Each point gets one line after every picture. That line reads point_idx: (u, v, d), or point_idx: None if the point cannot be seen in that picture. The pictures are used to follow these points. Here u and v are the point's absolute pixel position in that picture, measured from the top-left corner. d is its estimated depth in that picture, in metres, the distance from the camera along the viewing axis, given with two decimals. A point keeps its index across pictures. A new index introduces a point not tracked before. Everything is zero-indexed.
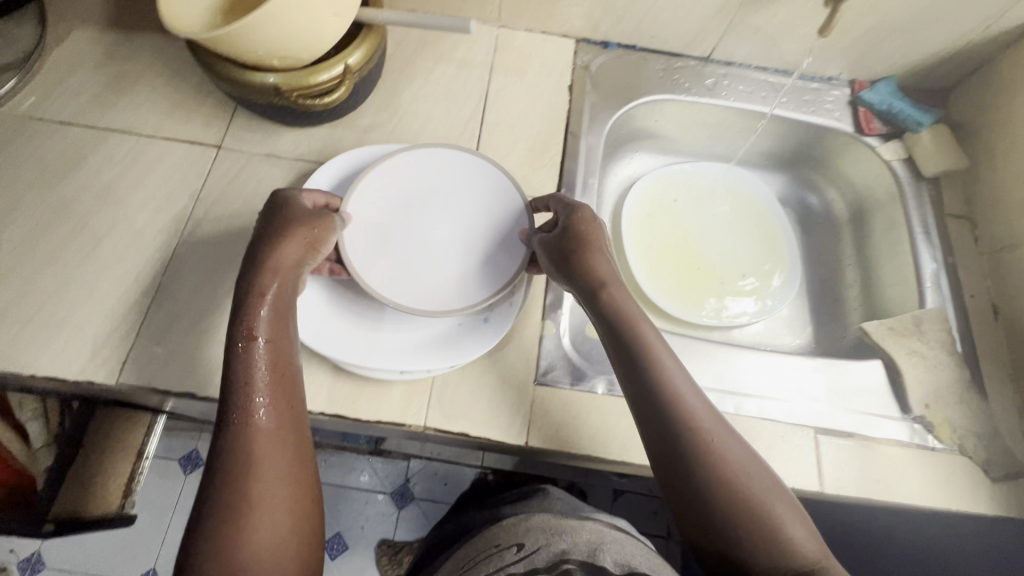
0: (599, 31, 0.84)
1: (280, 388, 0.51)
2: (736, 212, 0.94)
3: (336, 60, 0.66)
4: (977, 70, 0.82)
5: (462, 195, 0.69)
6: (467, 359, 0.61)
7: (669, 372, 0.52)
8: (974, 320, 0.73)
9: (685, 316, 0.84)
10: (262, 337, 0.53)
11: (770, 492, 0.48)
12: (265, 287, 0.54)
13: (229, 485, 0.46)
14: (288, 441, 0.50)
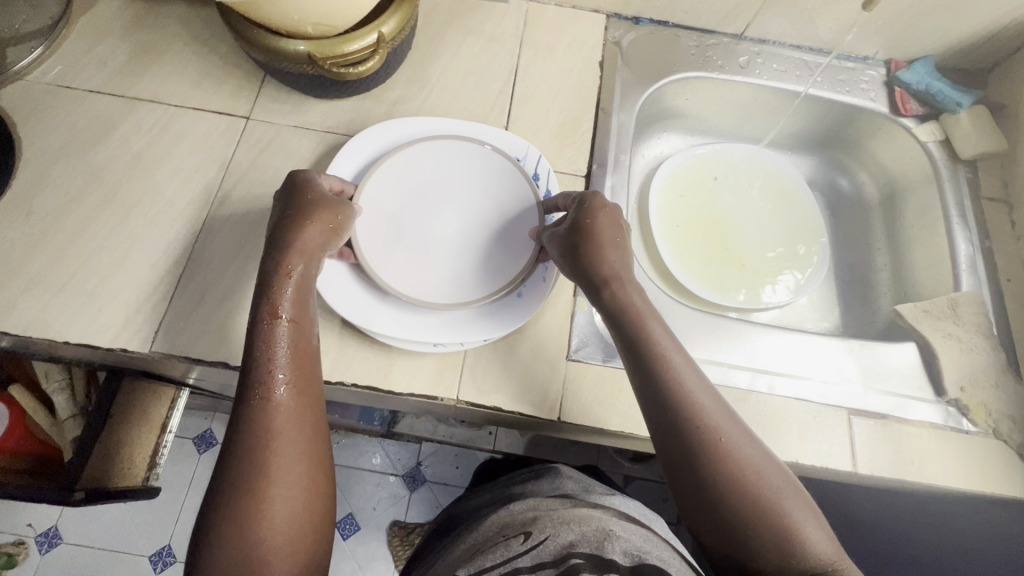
0: (631, 6, 0.83)
1: (303, 371, 0.50)
2: (763, 194, 0.92)
3: (370, 27, 0.65)
4: (1019, 50, 0.80)
5: (480, 180, 0.67)
6: (500, 333, 0.60)
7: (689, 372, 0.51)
8: (1011, 304, 0.72)
9: (710, 297, 0.83)
10: (285, 319, 0.52)
11: (785, 492, 0.46)
12: (291, 268, 0.53)
13: (245, 464, 0.46)
14: (305, 423, 0.49)
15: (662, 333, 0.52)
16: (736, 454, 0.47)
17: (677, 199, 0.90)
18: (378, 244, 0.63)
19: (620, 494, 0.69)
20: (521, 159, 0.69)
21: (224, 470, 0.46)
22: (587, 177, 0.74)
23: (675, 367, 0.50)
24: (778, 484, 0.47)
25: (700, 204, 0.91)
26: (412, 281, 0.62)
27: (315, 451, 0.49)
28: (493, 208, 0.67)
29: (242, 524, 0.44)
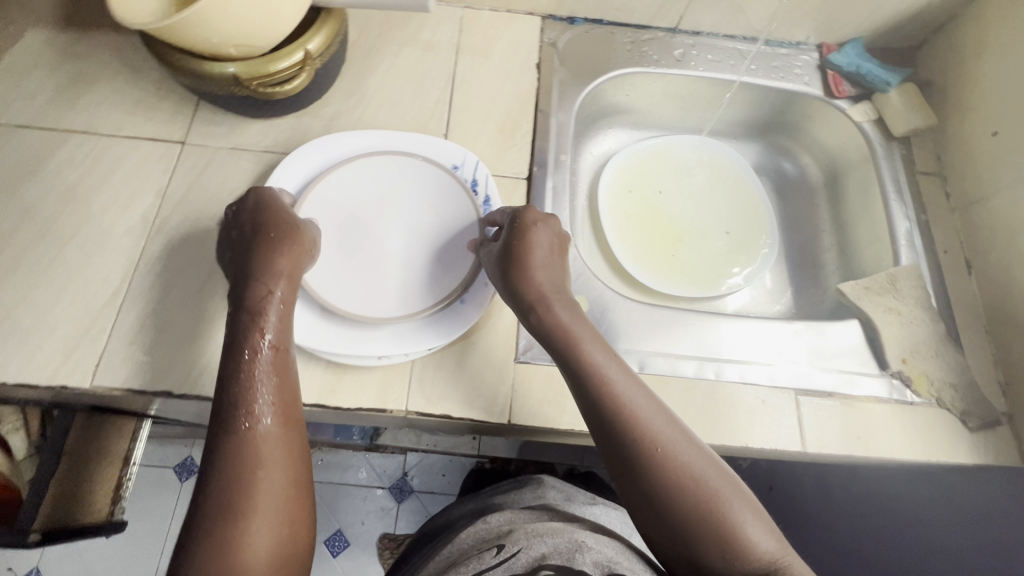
0: (565, 6, 0.83)
1: (284, 395, 0.51)
2: (711, 184, 0.94)
3: (294, 44, 0.65)
4: (943, 27, 0.82)
5: (419, 192, 0.68)
6: (444, 340, 0.61)
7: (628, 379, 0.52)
8: (948, 274, 0.74)
9: (663, 289, 0.84)
10: (266, 343, 0.52)
11: (730, 497, 0.47)
12: (273, 292, 0.54)
13: (226, 493, 0.45)
14: (286, 450, 0.49)
15: (594, 349, 0.53)
16: (679, 466, 0.48)
17: (627, 195, 0.91)
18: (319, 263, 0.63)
19: (601, 504, 0.71)
20: (459, 166, 0.70)
21: (201, 499, 0.45)
22: (529, 179, 0.75)
23: (612, 383, 0.51)
24: (724, 489, 0.47)
25: (651, 197, 0.92)
26: (355, 298, 0.62)
27: (298, 476, 0.49)
28: (432, 218, 0.67)
29: (223, 555, 0.43)
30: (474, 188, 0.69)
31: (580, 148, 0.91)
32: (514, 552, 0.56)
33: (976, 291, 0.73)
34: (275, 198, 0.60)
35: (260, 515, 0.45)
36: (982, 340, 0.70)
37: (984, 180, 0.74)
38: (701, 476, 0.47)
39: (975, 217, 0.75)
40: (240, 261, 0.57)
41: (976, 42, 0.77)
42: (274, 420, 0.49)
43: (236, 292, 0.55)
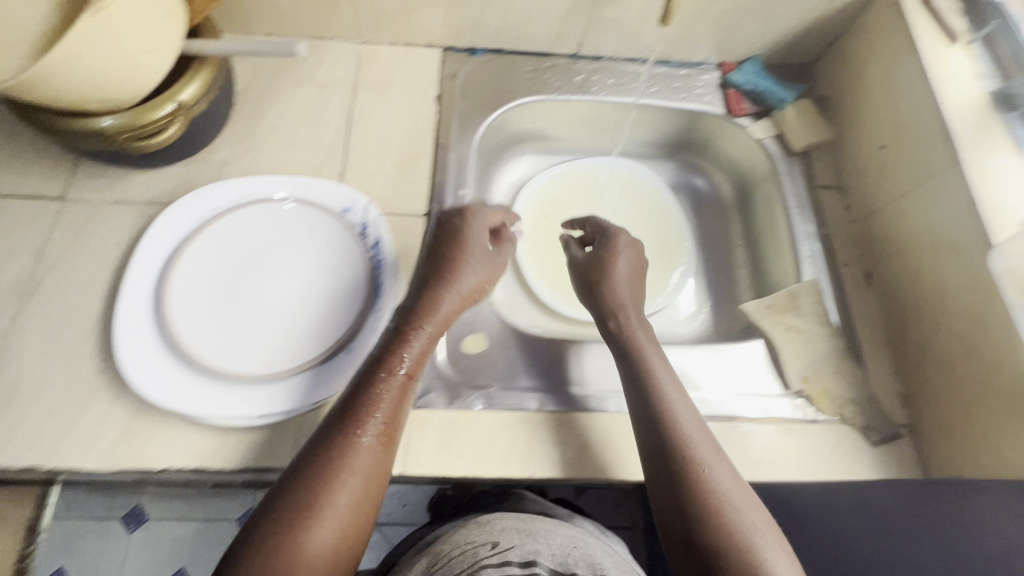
0: (463, 38, 0.83)
1: (393, 422, 0.53)
2: (626, 206, 0.93)
3: (166, 95, 0.63)
4: (834, 43, 0.84)
5: (305, 240, 0.66)
6: (329, 395, 0.59)
7: (669, 393, 0.58)
8: (849, 287, 0.74)
9: (577, 315, 0.83)
10: (399, 373, 0.54)
11: (755, 526, 0.50)
12: (432, 314, 0.58)
13: (298, 503, 0.47)
14: (382, 468, 0.51)
15: (665, 373, 0.59)
16: (709, 480, 0.52)
17: (540, 222, 0.90)
18: (199, 321, 0.60)
19: (580, 516, 0.69)
20: (348, 209, 0.68)
21: (255, 533, 0.46)
22: (427, 215, 0.73)
23: (666, 396, 0.57)
24: (746, 519, 0.50)
25: (566, 222, 0.91)
26: (235, 356, 0.60)
27: (370, 499, 0.50)
28: (320, 266, 0.65)
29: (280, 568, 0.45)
30: (363, 231, 0.67)
31: (491, 177, 0.91)
32: (510, 547, 0.55)
33: (877, 302, 0.73)
34: (459, 220, 0.63)
35: (323, 530, 0.47)
36: (883, 352, 0.70)
37: (878, 192, 0.75)
38: (720, 492, 0.51)
39: (872, 229, 0.76)
40: (416, 280, 0.62)
41: (861, 57, 0.78)
42: (381, 438, 0.52)
43: (399, 312, 0.59)
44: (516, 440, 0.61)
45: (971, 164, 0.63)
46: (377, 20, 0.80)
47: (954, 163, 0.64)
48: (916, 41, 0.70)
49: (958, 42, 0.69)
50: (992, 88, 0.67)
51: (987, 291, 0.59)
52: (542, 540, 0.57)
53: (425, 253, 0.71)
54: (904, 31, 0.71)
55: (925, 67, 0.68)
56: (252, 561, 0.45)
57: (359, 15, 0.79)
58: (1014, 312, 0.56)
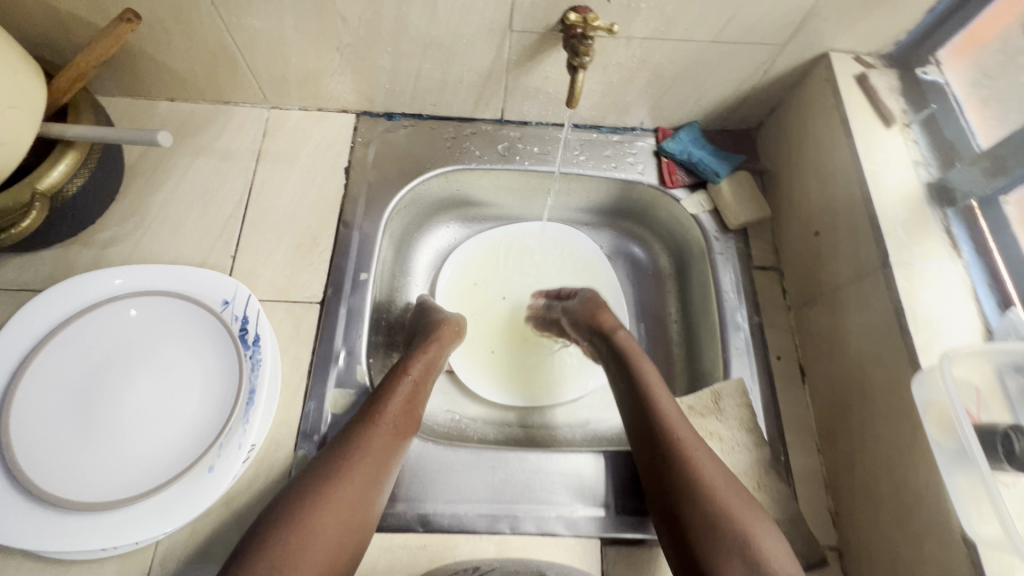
0: (376, 104, 0.78)
1: (401, 423, 0.57)
2: (559, 276, 0.86)
3: (27, 182, 0.57)
4: (774, 110, 0.78)
5: (179, 341, 0.61)
6: (183, 521, 0.53)
7: (658, 390, 0.61)
8: (780, 386, 0.68)
9: (501, 399, 0.77)
10: (410, 376, 0.61)
11: (746, 506, 0.52)
12: (428, 346, 0.65)
13: (311, 482, 0.50)
14: (391, 457, 0.55)
15: (653, 377, 0.62)
16: (698, 472, 0.53)
17: (463, 298, 0.83)
18: (46, 438, 0.54)
19: None
20: (228, 302, 0.62)
21: (268, 513, 0.49)
22: (322, 303, 0.68)
23: (657, 396, 0.60)
24: (740, 505, 0.51)
25: (492, 298, 0.84)
26: (83, 478, 0.54)
27: (376, 488, 0.53)
28: (193, 368, 0.60)
29: (292, 543, 0.46)
30: (243, 327, 0.61)
31: (412, 246, 0.84)
32: (492, 569, 0.56)
33: (809, 403, 0.67)
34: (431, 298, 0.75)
35: (334, 507, 0.49)
36: (814, 461, 0.64)
37: (812, 281, 0.69)
38: (708, 485, 0.52)
39: (807, 319, 0.69)
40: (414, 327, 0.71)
41: (800, 130, 0.72)
42: (394, 428, 0.56)
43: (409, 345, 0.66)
44: (394, 565, 0.56)
45: (901, 268, 0.56)
46: (282, 86, 0.75)
47: (882, 266, 0.57)
48: (850, 124, 0.64)
49: (893, 126, 0.64)
50: (928, 178, 0.61)
51: (912, 418, 0.52)
52: (519, 561, 0.57)
53: (315, 349, 0.65)
54: (838, 110, 0.66)
55: (857, 154, 0.63)
56: (271, 533, 0.47)
57: (260, 82, 0.74)
58: (937, 451, 0.49)
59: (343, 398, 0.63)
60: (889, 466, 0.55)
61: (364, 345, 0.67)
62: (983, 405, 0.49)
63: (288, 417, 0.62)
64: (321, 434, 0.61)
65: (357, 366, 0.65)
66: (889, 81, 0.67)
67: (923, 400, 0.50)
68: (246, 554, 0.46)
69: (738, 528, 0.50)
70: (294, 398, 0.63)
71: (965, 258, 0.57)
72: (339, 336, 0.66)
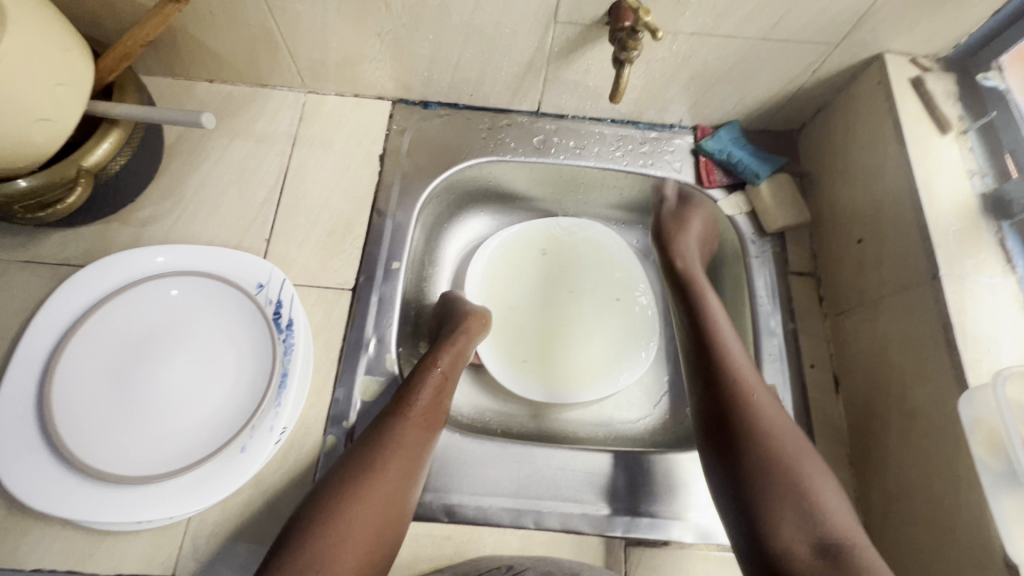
0: (412, 91, 0.77)
1: (429, 415, 0.57)
2: (595, 272, 0.84)
3: (72, 159, 0.57)
4: (820, 111, 0.76)
5: (215, 322, 0.62)
6: (215, 500, 0.53)
7: (727, 350, 0.57)
8: (812, 394, 0.67)
9: (534, 391, 0.76)
10: (437, 368, 0.61)
11: (802, 443, 0.52)
12: (455, 339, 0.65)
13: (343, 475, 0.51)
14: (422, 451, 0.55)
15: (729, 339, 0.58)
16: (757, 415, 0.52)
17: (489, 289, 0.82)
18: (86, 410, 0.55)
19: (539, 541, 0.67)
20: (263, 285, 0.63)
21: (303, 507, 0.49)
22: (353, 291, 0.68)
23: (722, 345, 0.57)
24: (800, 454, 0.50)
25: (521, 292, 0.83)
26: (121, 452, 0.55)
27: (411, 482, 0.53)
28: (227, 348, 0.61)
29: (328, 538, 0.47)
30: (277, 311, 0.62)
31: (441, 236, 0.83)
32: (524, 567, 0.54)
33: (841, 413, 0.66)
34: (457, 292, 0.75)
35: (369, 501, 0.49)
36: (845, 472, 0.63)
37: (851, 290, 0.67)
38: (767, 432, 0.51)
39: (842, 329, 0.68)
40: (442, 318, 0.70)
41: (847, 134, 0.70)
42: (423, 420, 0.56)
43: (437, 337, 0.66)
44: (418, 553, 0.57)
45: (951, 281, 0.55)
46: (320, 71, 0.75)
47: (931, 277, 0.56)
48: (902, 129, 0.62)
49: (949, 133, 0.62)
50: (984, 189, 0.59)
51: (955, 436, 0.51)
52: (550, 559, 0.56)
53: (345, 335, 0.66)
54: (891, 114, 0.63)
55: (909, 160, 0.61)
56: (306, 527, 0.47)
57: (299, 66, 0.74)
58: (983, 472, 0.47)
59: (372, 385, 0.64)
60: (927, 482, 0.54)
61: (394, 333, 0.67)
62: None
63: (317, 402, 0.62)
64: (349, 421, 0.62)
65: (386, 354, 0.66)
66: (946, 85, 0.64)
67: (969, 419, 0.49)
68: (286, 544, 0.47)
69: (801, 478, 0.49)
70: (323, 383, 0.63)
71: (1019, 273, 0.55)
72: (370, 324, 0.67)
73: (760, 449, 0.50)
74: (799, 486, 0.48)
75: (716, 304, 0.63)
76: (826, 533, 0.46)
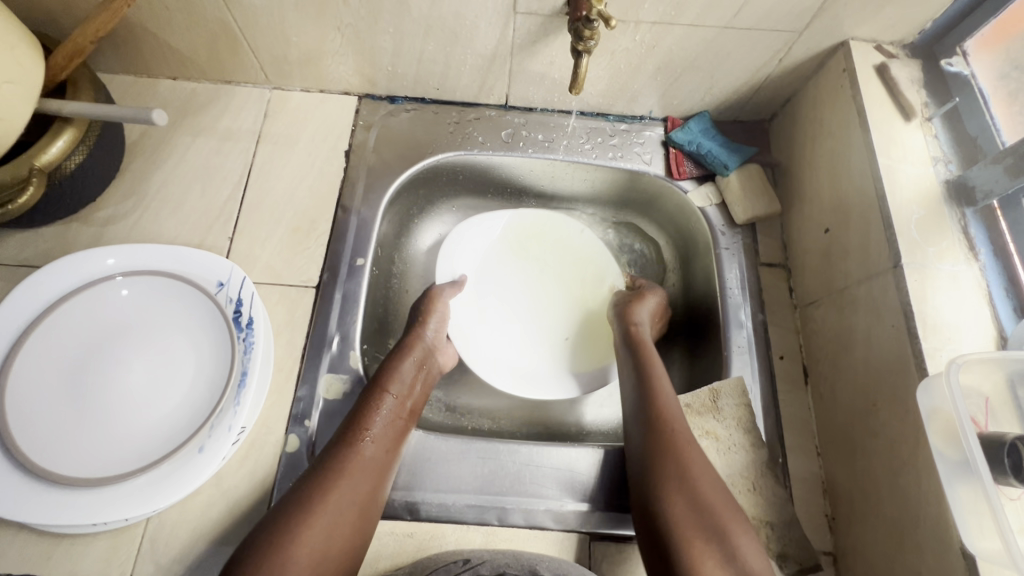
0: (378, 86, 0.76)
1: (382, 443, 0.56)
2: (585, 273, 0.83)
3: (24, 158, 0.56)
4: (789, 101, 0.75)
5: (174, 322, 0.61)
6: (170, 501, 0.53)
7: (661, 400, 0.59)
8: (781, 385, 0.66)
9: (518, 384, 0.75)
10: (392, 392, 0.60)
11: (726, 493, 0.53)
12: (411, 361, 0.63)
13: (291, 508, 0.50)
14: (376, 484, 0.54)
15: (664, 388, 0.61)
16: (685, 464, 0.53)
17: (470, 280, 0.81)
18: (40, 412, 0.55)
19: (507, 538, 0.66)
20: (223, 284, 0.62)
21: (248, 541, 0.48)
22: (317, 288, 0.67)
23: (658, 394, 0.60)
24: (724, 506, 0.51)
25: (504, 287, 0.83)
26: (75, 454, 0.54)
27: (365, 510, 0.53)
28: (187, 348, 0.60)
29: (274, 567, 0.46)
30: (237, 309, 0.61)
31: (410, 231, 0.81)
32: (481, 561, 0.54)
33: (810, 404, 0.65)
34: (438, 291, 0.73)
35: (318, 534, 0.49)
36: (812, 464, 0.63)
37: (820, 281, 0.67)
38: (693, 483, 0.52)
39: (811, 320, 0.67)
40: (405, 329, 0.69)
41: (815, 122, 0.70)
42: (377, 449, 0.55)
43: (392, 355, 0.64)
44: (381, 552, 0.56)
45: (913, 269, 0.54)
46: (282, 67, 0.74)
47: (893, 266, 0.55)
48: (867, 117, 0.61)
49: (913, 120, 0.61)
50: (947, 176, 0.59)
51: (916, 425, 0.50)
52: (511, 552, 0.55)
53: (309, 334, 0.65)
54: (855, 102, 0.63)
55: (873, 148, 0.60)
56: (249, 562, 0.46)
57: (261, 62, 0.73)
58: (940, 461, 0.47)
59: (336, 384, 0.63)
60: (889, 471, 0.53)
61: (358, 330, 0.66)
62: (989, 415, 0.47)
63: (280, 401, 0.62)
64: (311, 419, 0.61)
65: (350, 351, 0.65)
66: (911, 72, 0.64)
67: (928, 407, 0.48)
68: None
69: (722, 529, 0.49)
70: (286, 381, 0.63)
71: (981, 260, 0.55)
72: (334, 321, 0.66)
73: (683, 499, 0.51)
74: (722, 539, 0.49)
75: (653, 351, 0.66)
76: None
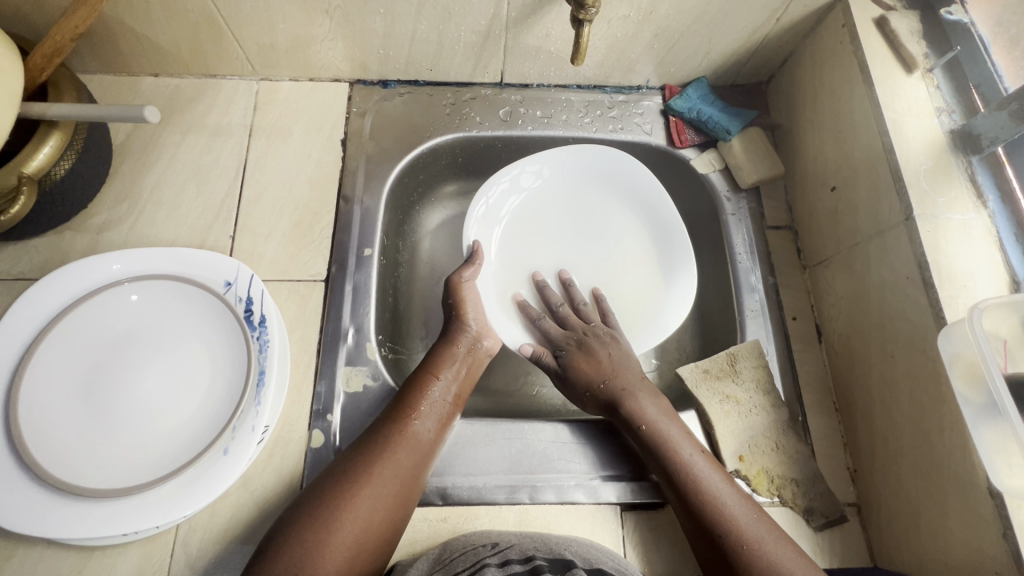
0: (370, 70, 0.74)
1: (434, 423, 0.58)
2: (577, 216, 0.77)
3: (12, 166, 0.53)
4: (787, 61, 0.74)
5: (186, 324, 0.60)
6: (202, 505, 0.52)
7: (625, 386, 0.62)
8: (796, 346, 0.67)
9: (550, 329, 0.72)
10: (441, 377, 0.61)
11: (712, 465, 0.56)
12: (460, 342, 0.65)
13: (343, 472, 0.53)
14: (423, 460, 0.56)
15: (631, 386, 0.62)
16: (674, 449, 0.57)
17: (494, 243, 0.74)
18: (59, 426, 0.53)
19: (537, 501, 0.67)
20: (231, 283, 0.60)
21: (304, 499, 0.51)
22: (327, 281, 0.66)
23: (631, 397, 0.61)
24: (713, 480, 0.55)
25: (529, 249, 0.76)
26: (99, 468, 0.53)
27: (408, 490, 0.54)
28: (200, 351, 0.59)
29: (318, 530, 0.49)
30: (248, 308, 0.59)
31: (411, 218, 0.80)
32: (509, 544, 0.53)
33: (825, 361, 0.66)
34: (462, 281, 0.67)
35: (367, 500, 0.51)
36: (831, 420, 0.64)
37: (829, 239, 0.67)
38: (678, 465, 0.56)
39: (822, 279, 0.68)
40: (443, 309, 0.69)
41: (815, 81, 0.69)
42: (423, 427, 0.57)
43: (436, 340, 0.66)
44: (415, 538, 0.57)
45: (925, 221, 0.54)
46: (269, 56, 0.71)
47: (905, 219, 0.56)
48: (869, 71, 0.61)
49: (915, 72, 0.61)
50: (952, 126, 0.59)
51: (940, 373, 0.51)
52: (537, 538, 0.54)
53: (322, 327, 0.64)
54: (857, 56, 0.62)
55: (878, 102, 0.60)
56: (300, 519, 0.49)
57: (248, 52, 0.70)
58: (964, 405, 0.48)
59: (356, 376, 0.63)
60: (910, 420, 0.54)
61: (372, 321, 0.65)
62: (1010, 356, 0.48)
63: (299, 398, 0.61)
64: (333, 414, 0.61)
65: (366, 343, 0.64)
66: (911, 23, 0.63)
67: (951, 354, 0.49)
68: (280, 533, 0.49)
69: (712, 501, 0.53)
70: (304, 378, 0.62)
71: (990, 207, 0.55)
72: (347, 313, 0.65)
73: (677, 485, 0.55)
74: (715, 511, 0.53)
75: (609, 357, 0.65)
76: (740, 548, 0.51)
